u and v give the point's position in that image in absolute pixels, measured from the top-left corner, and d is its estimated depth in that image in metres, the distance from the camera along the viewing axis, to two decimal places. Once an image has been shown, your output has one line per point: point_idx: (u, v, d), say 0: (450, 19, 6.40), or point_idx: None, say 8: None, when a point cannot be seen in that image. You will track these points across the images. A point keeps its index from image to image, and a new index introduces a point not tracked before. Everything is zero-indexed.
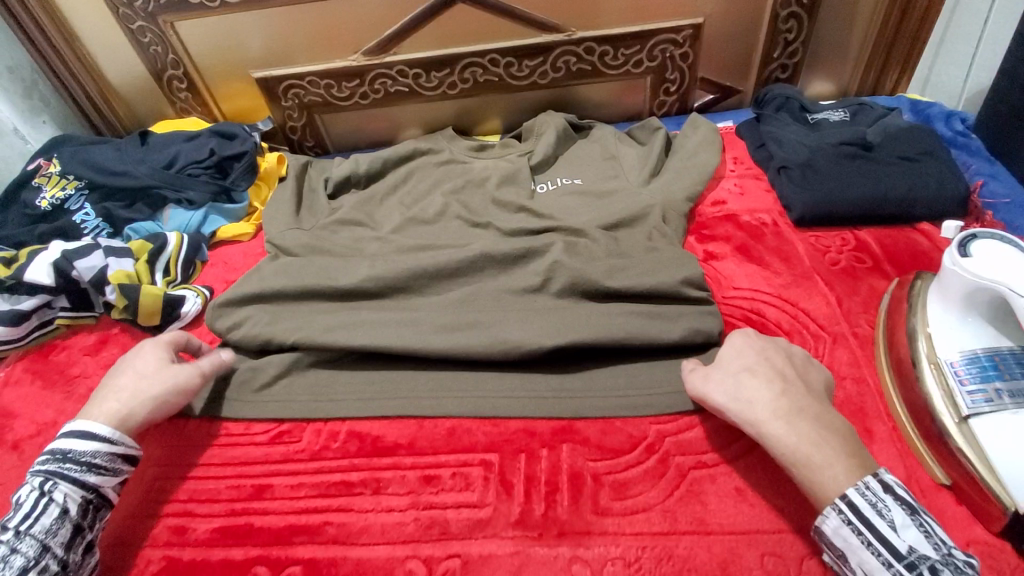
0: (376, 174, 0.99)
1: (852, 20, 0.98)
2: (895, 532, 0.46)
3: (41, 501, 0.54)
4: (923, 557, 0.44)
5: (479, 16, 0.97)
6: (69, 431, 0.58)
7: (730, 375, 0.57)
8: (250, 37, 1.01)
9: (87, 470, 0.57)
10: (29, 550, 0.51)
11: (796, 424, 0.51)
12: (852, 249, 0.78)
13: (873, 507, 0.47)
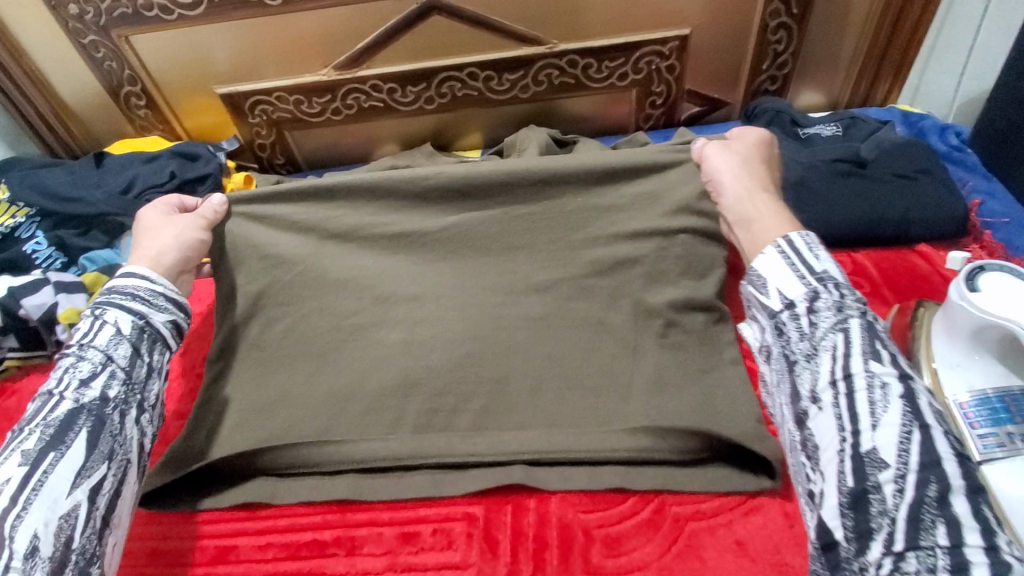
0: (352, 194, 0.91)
1: (842, 30, 0.95)
2: (815, 260, 0.51)
3: (96, 323, 0.58)
4: (835, 279, 0.49)
5: (456, 29, 0.92)
6: (119, 275, 0.62)
7: (746, 152, 0.65)
8: (213, 51, 0.95)
9: (133, 299, 0.60)
10: (95, 358, 0.56)
11: (758, 193, 0.61)
12: (849, 272, 0.75)
13: (799, 243, 0.52)
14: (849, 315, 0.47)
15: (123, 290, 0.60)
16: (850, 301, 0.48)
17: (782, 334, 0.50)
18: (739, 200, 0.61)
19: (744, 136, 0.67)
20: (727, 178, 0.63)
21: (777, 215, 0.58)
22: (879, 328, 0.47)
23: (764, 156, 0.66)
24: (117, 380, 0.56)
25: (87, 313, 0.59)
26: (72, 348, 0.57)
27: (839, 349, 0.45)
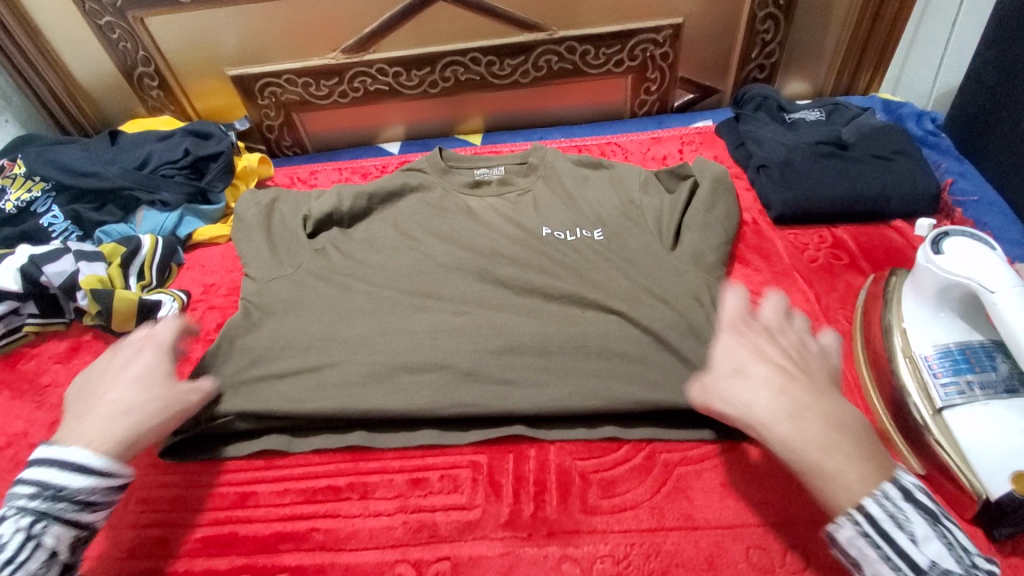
0: (361, 213, 0.88)
1: (826, 21, 1.00)
2: (915, 546, 0.43)
3: (27, 545, 0.49)
4: (955, 571, 0.43)
5: (460, 15, 0.96)
6: (55, 461, 0.52)
7: (747, 359, 0.52)
8: (225, 34, 0.99)
9: (82, 509, 0.52)
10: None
11: (806, 420, 0.48)
12: (829, 246, 0.80)
13: (871, 519, 0.44)
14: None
15: (73, 499, 0.51)
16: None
17: None
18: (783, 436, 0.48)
19: (735, 339, 0.54)
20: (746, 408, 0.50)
21: (847, 457, 0.46)
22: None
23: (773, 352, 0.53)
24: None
25: (23, 518, 0.49)
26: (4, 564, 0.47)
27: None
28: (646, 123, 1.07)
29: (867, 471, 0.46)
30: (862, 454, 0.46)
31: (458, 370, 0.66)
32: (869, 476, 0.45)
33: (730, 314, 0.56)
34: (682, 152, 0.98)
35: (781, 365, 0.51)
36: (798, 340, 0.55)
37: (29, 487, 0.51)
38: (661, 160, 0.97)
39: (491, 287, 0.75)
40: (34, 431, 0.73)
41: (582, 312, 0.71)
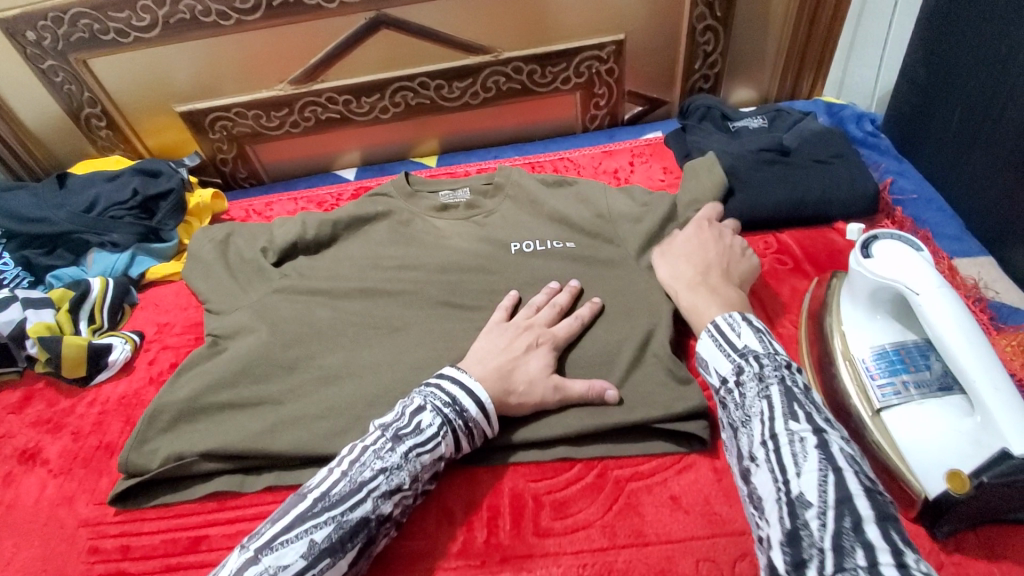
0: (325, 243, 0.90)
1: (764, 30, 1.03)
2: (738, 338, 0.55)
3: (435, 438, 0.56)
4: (756, 353, 0.53)
5: (406, 41, 0.97)
6: (459, 382, 0.59)
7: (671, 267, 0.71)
8: (171, 72, 0.99)
9: (467, 431, 0.59)
10: (408, 474, 0.55)
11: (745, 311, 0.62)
12: (774, 251, 0.82)
13: (754, 321, 0.57)
14: (790, 386, 0.50)
15: (468, 422, 0.59)
16: (781, 375, 0.51)
17: (726, 404, 0.53)
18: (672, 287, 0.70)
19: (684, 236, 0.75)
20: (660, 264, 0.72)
21: (718, 296, 0.65)
22: (801, 391, 0.50)
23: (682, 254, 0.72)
24: (402, 499, 0.55)
25: (439, 416, 0.57)
26: (403, 438, 0.55)
27: (765, 413, 0.49)
28: (597, 137, 1.09)
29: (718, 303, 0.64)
30: (698, 289, 0.67)
31: None
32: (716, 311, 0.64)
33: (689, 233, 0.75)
34: (632, 165, 1.00)
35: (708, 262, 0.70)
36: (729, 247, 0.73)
37: (444, 394, 0.58)
38: (613, 174, 0.99)
39: (453, 317, 0.79)
40: None
41: None
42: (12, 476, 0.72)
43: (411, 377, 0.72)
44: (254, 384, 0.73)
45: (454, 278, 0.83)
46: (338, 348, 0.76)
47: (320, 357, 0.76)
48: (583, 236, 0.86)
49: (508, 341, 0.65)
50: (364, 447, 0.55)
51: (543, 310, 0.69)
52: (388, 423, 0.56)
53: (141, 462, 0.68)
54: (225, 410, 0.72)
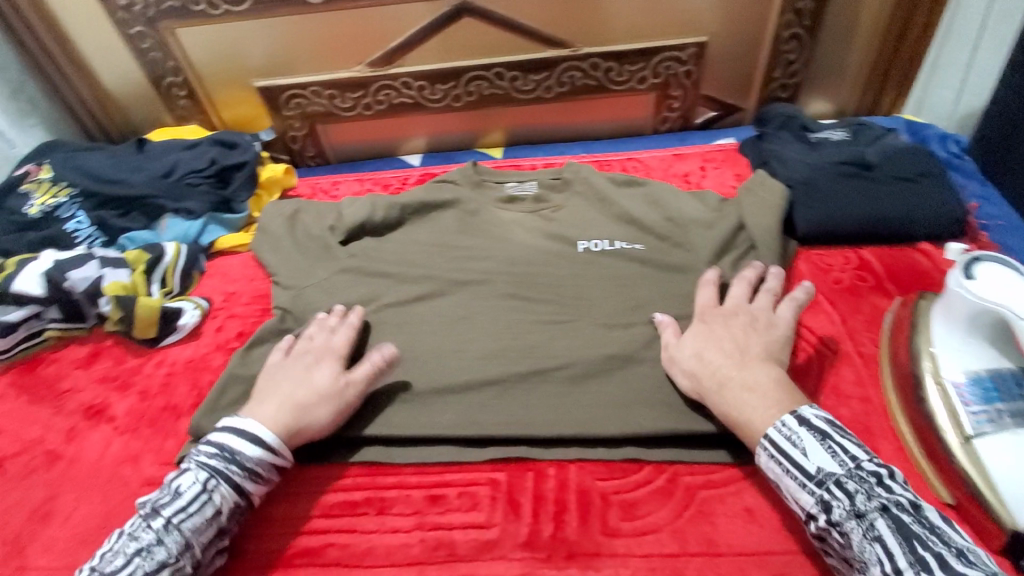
0: (392, 225, 0.90)
1: (851, 42, 1.00)
2: (805, 457, 0.50)
3: (200, 497, 0.55)
4: (834, 475, 0.49)
5: (487, 30, 0.97)
6: (238, 431, 0.59)
7: (683, 351, 0.63)
8: (254, 47, 1.01)
9: (246, 477, 0.58)
10: (173, 545, 0.52)
11: (750, 395, 0.56)
12: (855, 267, 0.79)
13: (820, 418, 0.52)
14: (890, 509, 0.46)
15: (242, 465, 0.58)
16: (877, 498, 0.47)
17: (826, 539, 0.49)
18: (700, 388, 0.60)
19: (697, 323, 0.65)
20: (671, 366, 0.65)
21: (754, 393, 0.56)
22: (904, 512, 0.46)
23: (695, 343, 0.63)
24: (180, 573, 0.53)
25: (202, 472, 0.56)
26: (155, 510, 0.54)
27: (881, 554, 0.45)
28: (667, 140, 1.07)
29: (767, 406, 0.55)
30: (735, 383, 0.57)
31: (481, 398, 0.68)
32: (773, 413, 0.54)
33: (704, 307, 0.67)
34: (703, 170, 0.98)
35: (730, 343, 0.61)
36: (749, 317, 0.64)
37: (212, 446, 0.58)
38: (683, 178, 0.97)
39: (519, 311, 0.77)
40: (52, 437, 0.74)
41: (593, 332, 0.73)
42: (78, 430, 0.74)
43: (476, 365, 0.71)
44: None
45: (520, 270, 0.82)
46: (404, 330, 0.77)
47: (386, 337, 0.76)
48: (653, 238, 0.83)
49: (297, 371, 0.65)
50: (118, 536, 0.54)
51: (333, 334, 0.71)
52: (147, 503, 0.55)
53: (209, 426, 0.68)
54: None
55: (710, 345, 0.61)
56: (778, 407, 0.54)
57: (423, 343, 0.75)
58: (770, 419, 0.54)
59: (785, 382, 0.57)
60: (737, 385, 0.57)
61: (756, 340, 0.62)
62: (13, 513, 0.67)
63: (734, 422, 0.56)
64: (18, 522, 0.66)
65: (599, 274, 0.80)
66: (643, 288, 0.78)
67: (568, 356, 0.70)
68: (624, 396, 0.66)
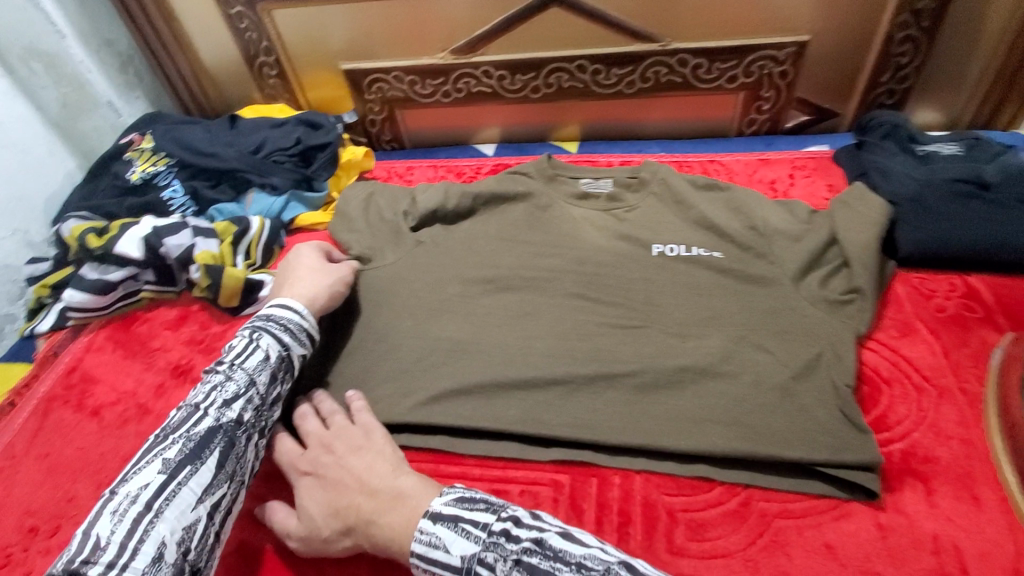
0: (463, 214, 0.90)
1: (975, 47, 0.91)
2: (449, 554, 0.48)
3: (251, 345, 0.61)
4: (475, 557, 0.47)
5: (574, 22, 0.95)
6: (270, 305, 0.66)
7: (309, 507, 0.57)
8: (342, 31, 1.02)
9: (285, 330, 0.63)
10: (241, 380, 0.58)
11: (392, 510, 0.52)
12: (961, 296, 0.73)
13: (451, 503, 0.51)
14: (521, 560, 0.46)
15: (281, 323, 0.64)
16: (507, 558, 0.46)
17: None
18: (354, 535, 0.54)
19: (300, 483, 0.59)
20: (315, 545, 0.56)
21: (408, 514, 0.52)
22: (530, 555, 0.46)
23: (319, 489, 0.57)
24: (252, 404, 0.58)
25: (247, 330, 0.62)
26: (216, 365, 0.60)
27: None
28: (753, 144, 1.02)
29: (410, 516, 0.51)
30: (371, 514, 0.53)
31: (546, 396, 0.68)
32: (411, 520, 0.51)
33: (292, 458, 0.61)
34: (792, 178, 0.92)
35: (335, 478, 0.57)
36: (333, 443, 0.60)
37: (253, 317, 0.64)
38: (770, 185, 0.92)
39: (587, 310, 0.76)
40: (141, 392, 0.79)
41: (664, 340, 0.71)
42: (165, 388, 0.79)
43: (540, 363, 0.70)
44: (391, 345, 0.76)
45: (590, 271, 0.80)
46: (470, 320, 0.77)
47: (452, 327, 0.76)
48: (734, 247, 0.79)
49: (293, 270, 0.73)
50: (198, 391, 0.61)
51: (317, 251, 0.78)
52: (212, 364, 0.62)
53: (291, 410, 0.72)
54: (362, 366, 0.75)
55: (332, 493, 0.56)
56: (412, 508, 0.52)
57: (488, 336, 0.74)
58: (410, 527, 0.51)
59: (422, 481, 0.55)
60: (379, 513, 0.53)
61: (339, 481, 0.56)
62: (106, 459, 0.72)
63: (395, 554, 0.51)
64: (111, 469, 0.70)
65: (674, 279, 0.78)
66: (721, 298, 0.74)
67: (636, 363, 0.69)
68: (696, 411, 0.63)
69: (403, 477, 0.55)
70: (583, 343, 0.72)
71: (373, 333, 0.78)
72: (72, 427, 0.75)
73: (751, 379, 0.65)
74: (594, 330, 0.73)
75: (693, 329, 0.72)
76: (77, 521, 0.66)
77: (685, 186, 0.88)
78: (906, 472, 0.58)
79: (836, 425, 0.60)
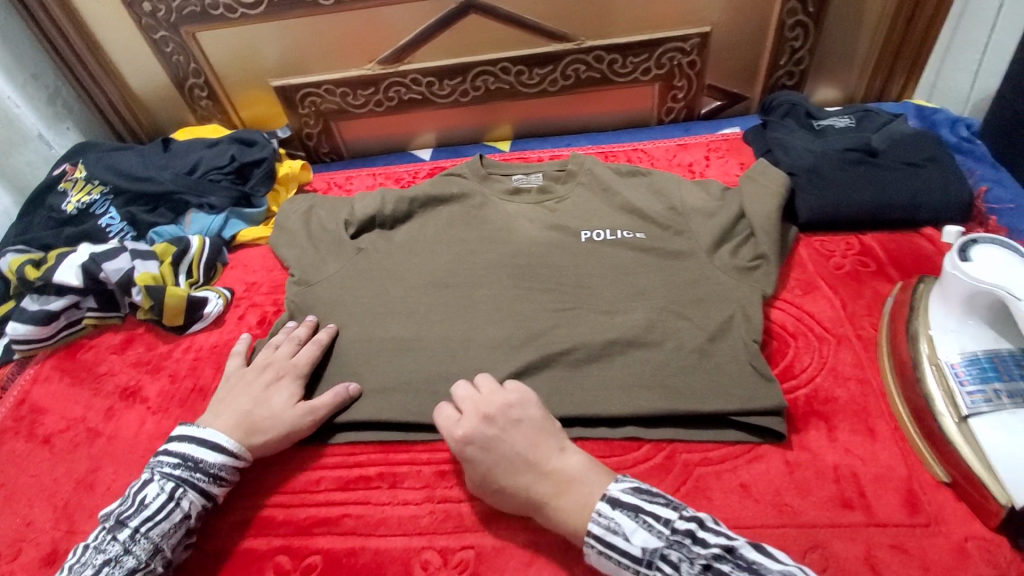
0: (402, 218, 0.94)
1: (858, 28, 0.99)
2: (627, 543, 0.50)
3: (169, 505, 0.60)
4: (656, 549, 0.49)
5: (492, 26, 1.00)
6: (202, 439, 0.64)
7: (474, 476, 0.59)
8: (270, 49, 1.05)
9: (212, 481, 0.63)
10: (142, 552, 0.57)
11: (568, 493, 0.55)
12: (856, 253, 0.80)
13: (629, 491, 0.53)
14: (710, 564, 0.46)
15: (207, 470, 0.63)
16: (694, 559, 0.47)
17: None
18: (520, 506, 0.58)
19: (462, 455, 0.60)
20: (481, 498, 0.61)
21: (577, 495, 0.54)
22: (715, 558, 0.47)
23: (496, 466, 0.58)
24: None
25: (166, 484, 0.61)
26: (123, 520, 0.58)
27: None
28: (672, 131, 1.09)
29: (586, 501, 0.54)
30: (548, 495, 0.55)
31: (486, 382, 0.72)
32: (586, 504, 0.53)
33: (449, 436, 0.61)
34: (707, 160, 0.99)
35: (525, 457, 0.57)
36: (514, 420, 0.59)
37: (173, 457, 0.63)
38: (687, 167, 0.98)
39: (521, 298, 0.80)
40: (92, 416, 0.79)
41: (593, 318, 0.76)
42: (117, 410, 0.79)
43: (481, 353, 0.74)
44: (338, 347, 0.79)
45: (523, 261, 0.85)
46: (412, 318, 0.80)
47: (397, 325, 0.80)
48: (655, 227, 0.85)
49: (254, 382, 0.71)
50: (83, 547, 0.57)
51: (288, 347, 0.76)
52: (109, 520, 0.59)
53: None
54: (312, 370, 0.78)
55: (500, 469, 0.57)
56: (592, 491, 0.54)
57: (429, 333, 0.78)
58: (588, 512, 0.53)
59: (591, 466, 0.57)
60: (552, 495, 0.55)
61: (505, 452, 0.58)
62: (60, 484, 0.72)
63: (561, 529, 0.55)
64: (66, 492, 0.71)
65: (601, 261, 0.83)
66: (645, 275, 0.80)
67: (568, 341, 0.73)
68: (623, 379, 0.68)
69: (574, 457, 0.57)
70: (519, 329, 0.76)
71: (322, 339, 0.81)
72: (24, 457, 0.75)
73: (671, 345, 0.70)
74: (528, 315, 0.78)
75: (621, 305, 0.77)
76: (35, 544, 0.67)
77: (608, 175, 0.94)
78: (811, 413, 0.65)
79: (748, 378, 0.66)
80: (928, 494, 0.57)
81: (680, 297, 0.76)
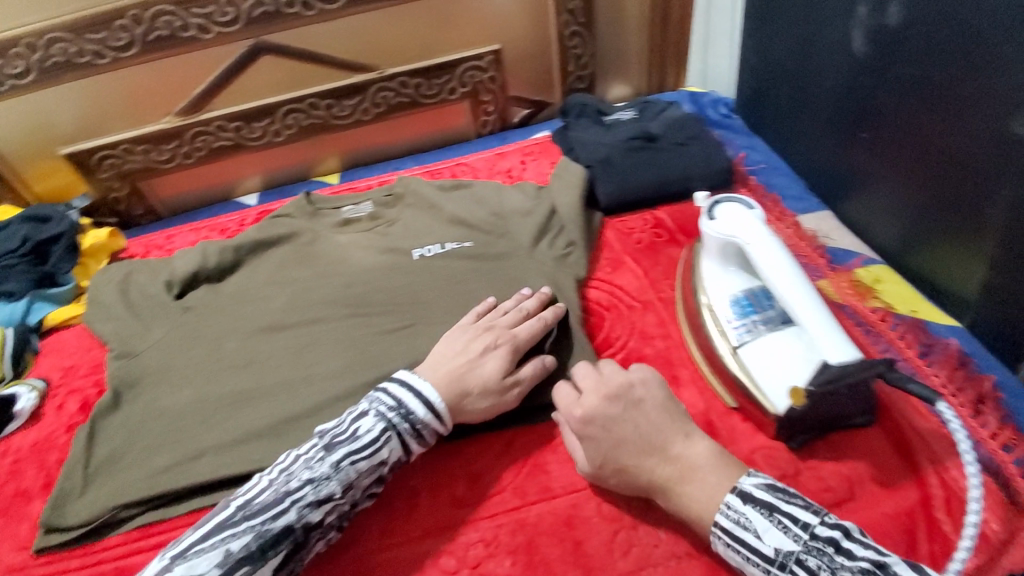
0: (230, 268, 0.91)
1: (626, 31, 1.13)
2: (759, 540, 0.49)
3: (382, 439, 0.59)
4: (794, 552, 0.47)
5: (290, 65, 1.01)
6: (408, 384, 0.62)
7: (597, 460, 0.59)
8: (57, 115, 0.98)
9: (414, 436, 0.61)
10: (338, 483, 0.56)
11: (691, 485, 0.54)
12: (652, 226, 0.91)
13: (762, 488, 0.52)
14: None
15: (414, 424, 0.61)
16: (836, 570, 0.45)
17: None
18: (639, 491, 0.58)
19: (585, 437, 0.59)
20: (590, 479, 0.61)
21: (703, 482, 0.54)
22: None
23: (611, 451, 0.58)
24: (335, 507, 0.57)
25: (381, 422, 0.59)
26: (336, 445, 0.57)
27: None
28: (490, 141, 1.15)
29: (713, 488, 0.53)
30: (673, 479, 0.55)
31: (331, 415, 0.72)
32: (714, 495, 0.53)
33: (573, 419, 0.60)
34: (523, 164, 1.07)
35: (648, 442, 0.57)
36: (634, 399, 0.59)
37: (388, 399, 0.61)
38: (506, 173, 1.06)
39: (360, 325, 0.81)
40: None
41: (430, 329, 0.79)
42: None
43: (324, 386, 0.75)
44: (174, 415, 0.75)
45: (359, 289, 0.86)
46: (251, 369, 0.78)
47: (236, 379, 0.78)
48: (478, 233, 0.90)
49: (464, 344, 0.67)
50: (296, 457, 0.58)
51: (506, 313, 0.71)
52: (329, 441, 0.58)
53: (76, 513, 0.69)
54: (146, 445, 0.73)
55: (619, 452, 0.57)
56: (719, 481, 0.53)
57: (271, 381, 0.77)
58: (719, 493, 0.53)
59: (720, 455, 0.56)
60: (678, 482, 0.55)
61: (631, 433, 0.57)
62: None
63: (683, 516, 0.55)
64: None
65: (432, 273, 0.86)
66: (474, 279, 0.85)
67: (409, 357, 0.76)
68: None
69: (701, 441, 0.57)
70: (360, 355, 0.77)
71: (155, 410, 0.77)
72: None
73: None
74: (368, 340, 0.79)
75: (455, 312, 0.81)
76: None
77: (431, 191, 0.97)
78: None
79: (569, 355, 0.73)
80: (722, 421, 0.67)
81: (506, 294, 0.82)
